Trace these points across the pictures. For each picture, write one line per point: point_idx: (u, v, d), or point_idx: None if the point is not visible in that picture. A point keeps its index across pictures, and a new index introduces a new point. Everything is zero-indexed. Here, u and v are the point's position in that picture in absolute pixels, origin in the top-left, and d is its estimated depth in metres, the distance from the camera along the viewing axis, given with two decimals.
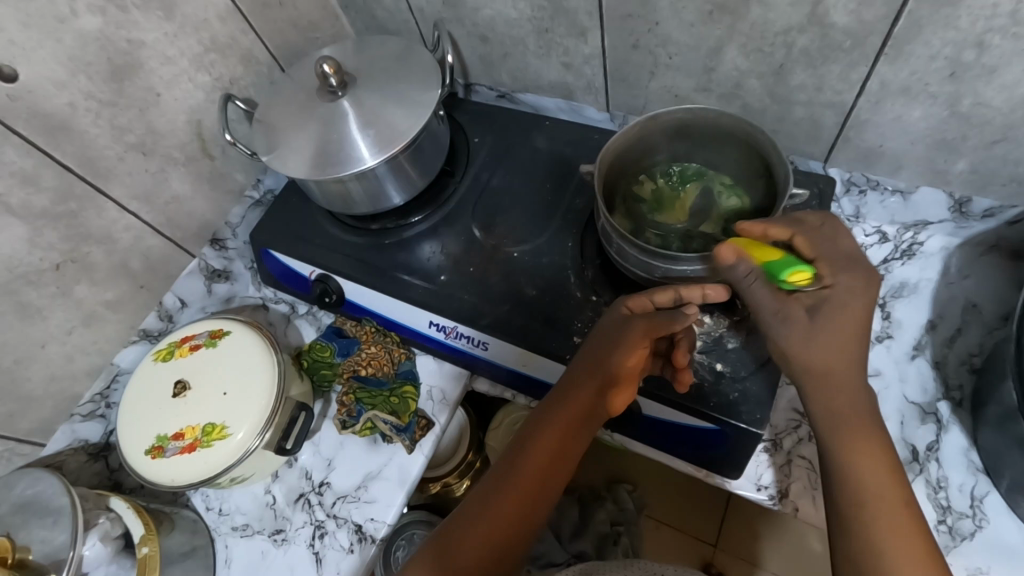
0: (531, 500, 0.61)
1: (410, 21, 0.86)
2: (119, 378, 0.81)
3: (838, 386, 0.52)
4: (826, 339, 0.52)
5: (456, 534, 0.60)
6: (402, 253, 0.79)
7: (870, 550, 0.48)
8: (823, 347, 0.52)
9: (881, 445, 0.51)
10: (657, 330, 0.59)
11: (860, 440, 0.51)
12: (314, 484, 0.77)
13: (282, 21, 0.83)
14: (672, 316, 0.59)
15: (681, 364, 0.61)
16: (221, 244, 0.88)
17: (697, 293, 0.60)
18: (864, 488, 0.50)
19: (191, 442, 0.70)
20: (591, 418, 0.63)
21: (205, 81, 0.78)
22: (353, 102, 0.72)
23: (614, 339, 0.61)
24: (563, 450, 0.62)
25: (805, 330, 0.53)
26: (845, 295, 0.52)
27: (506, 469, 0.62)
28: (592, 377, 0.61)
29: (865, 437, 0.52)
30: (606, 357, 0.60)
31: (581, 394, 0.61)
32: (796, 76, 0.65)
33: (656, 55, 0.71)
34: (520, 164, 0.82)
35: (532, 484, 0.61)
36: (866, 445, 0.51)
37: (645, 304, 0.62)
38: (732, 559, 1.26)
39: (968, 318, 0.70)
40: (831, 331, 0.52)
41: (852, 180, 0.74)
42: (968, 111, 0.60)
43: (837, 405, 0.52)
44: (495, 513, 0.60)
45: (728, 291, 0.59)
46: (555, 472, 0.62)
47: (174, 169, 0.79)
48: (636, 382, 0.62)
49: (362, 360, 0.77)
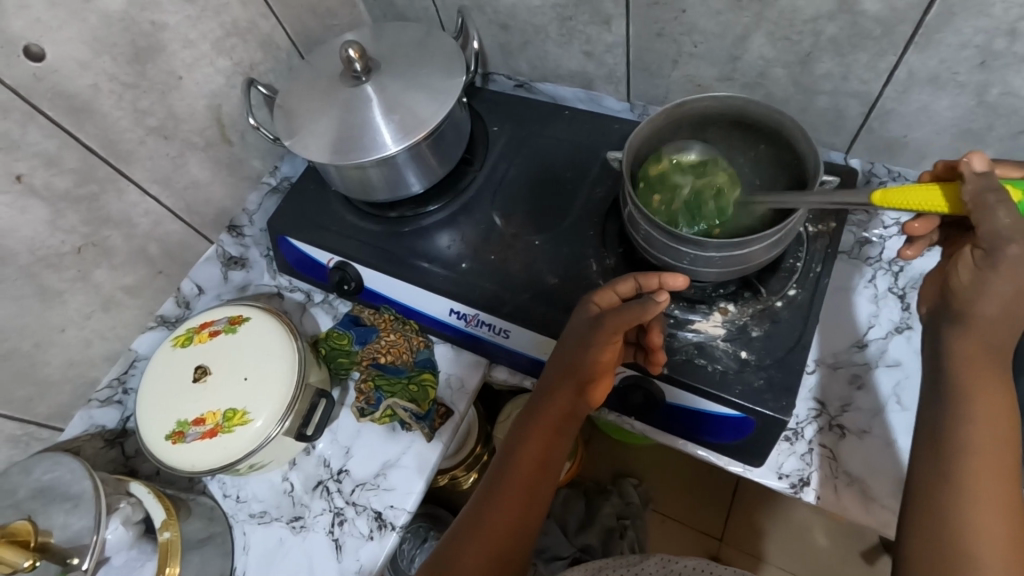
0: (526, 496, 0.63)
1: (429, 9, 0.85)
2: (136, 364, 0.80)
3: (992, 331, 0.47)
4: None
5: (468, 531, 0.62)
6: (420, 241, 0.79)
7: (952, 505, 0.46)
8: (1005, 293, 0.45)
9: (1004, 390, 0.47)
10: (620, 323, 0.59)
11: (980, 380, 0.47)
12: (332, 472, 0.77)
13: (301, 6, 0.83)
14: (641, 305, 0.58)
15: (655, 346, 0.62)
16: (238, 231, 0.88)
17: (656, 283, 0.60)
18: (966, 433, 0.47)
19: (212, 427, 0.70)
20: (574, 413, 0.65)
21: (225, 66, 0.77)
22: (375, 87, 0.72)
23: (584, 338, 0.62)
24: (551, 442, 0.65)
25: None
26: None
27: (503, 465, 0.64)
28: (570, 377, 0.63)
29: (989, 389, 0.47)
30: (579, 354, 0.62)
31: (559, 393, 0.64)
32: (822, 65, 0.65)
33: (681, 43, 0.71)
34: (538, 153, 0.82)
35: (527, 479, 0.63)
36: (987, 388, 0.47)
37: (611, 298, 0.63)
38: (738, 553, 1.27)
39: None
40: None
41: (874, 171, 0.74)
42: (995, 100, 0.60)
43: (977, 347, 0.48)
44: (499, 510, 0.62)
45: (687, 279, 0.59)
46: (548, 467, 0.64)
47: (193, 154, 0.78)
48: (613, 372, 0.63)
49: (381, 348, 0.77)
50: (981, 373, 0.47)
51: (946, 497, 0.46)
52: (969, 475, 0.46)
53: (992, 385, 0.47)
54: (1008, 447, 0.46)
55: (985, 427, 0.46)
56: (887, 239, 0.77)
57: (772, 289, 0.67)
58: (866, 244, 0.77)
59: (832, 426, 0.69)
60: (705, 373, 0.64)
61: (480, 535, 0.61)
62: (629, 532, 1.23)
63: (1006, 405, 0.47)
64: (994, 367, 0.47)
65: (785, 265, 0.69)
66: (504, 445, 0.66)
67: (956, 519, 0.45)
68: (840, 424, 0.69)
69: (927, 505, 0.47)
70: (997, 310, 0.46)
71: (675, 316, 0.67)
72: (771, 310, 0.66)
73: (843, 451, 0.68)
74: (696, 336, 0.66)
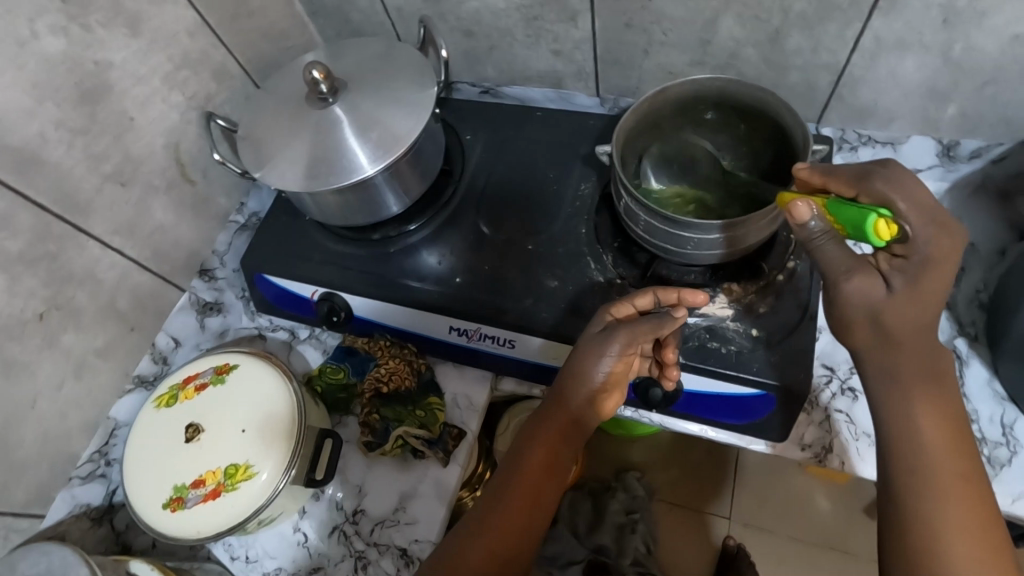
0: (529, 504, 0.60)
1: (385, 22, 0.83)
2: (117, 433, 0.74)
3: (911, 350, 0.49)
4: (910, 308, 0.48)
5: (463, 546, 0.57)
6: (408, 259, 0.76)
7: (918, 512, 0.47)
8: (906, 317, 0.48)
9: (946, 403, 0.49)
10: (635, 335, 0.59)
11: (925, 394, 0.49)
12: (347, 514, 0.73)
13: (253, 32, 0.79)
14: (657, 320, 0.59)
15: (668, 362, 0.63)
16: (210, 274, 0.82)
17: (674, 297, 0.61)
18: (922, 446, 0.48)
19: (214, 487, 0.65)
20: (580, 422, 0.63)
21: (179, 101, 0.73)
22: (345, 107, 0.69)
23: (594, 344, 0.61)
24: (557, 453, 0.62)
25: (876, 301, 0.49)
26: (936, 262, 0.47)
27: (504, 478, 0.61)
28: (581, 385, 0.61)
29: (932, 401, 0.49)
30: (591, 363, 0.60)
31: (569, 402, 0.62)
32: (792, 39, 0.66)
33: (650, 32, 0.71)
34: (517, 156, 0.81)
35: (532, 490, 0.60)
36: (932, 401, 0.49)
37: (628, 310, 0.62)
38: (748, 530, 1.28)
39: (969, 259, 0.71)
40: (912, 303, 0.48)
41: (845, 138, 0.76)
42: (959, 57, 0.62)
43: (903, 367, 0.50)
44: (500, 522, 0.58)
45: (706, 297, 0.60)
46: (555, 476, 0.62)
47: (155, 198, 0.73)
48: (623, 383, 0.63)
49: (381, 376, 0.72)
50: (921, 394, 0.49)
51: (914, 503, 0.47)
52: (930, 485, 0.47)
53: (928, 398, 0.49)
54: (955, 452, 0.48)
55: (938, 436, 0.48)
56: None
57: (773, 264, 0.68)
58: None
59: (845, 390, 0.70)
60: (720, 355, 0.64)
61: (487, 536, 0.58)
62: (640, 525, 1.25)
63: (951, 414, 0.49)
64: (935, 387, 0.49)
65: (780, 239, 0.70)
66: (504, 458, 0.64)
67: (931, 525, 0.46)
68: (852, 387, 0.70)
69: (893, 508, 0.48)
70: (902, 317, 0.48)
71: None
72: (775, 285, 0.67)
73: (858, 414, 0.69)
74: (704, 320, 0.66)
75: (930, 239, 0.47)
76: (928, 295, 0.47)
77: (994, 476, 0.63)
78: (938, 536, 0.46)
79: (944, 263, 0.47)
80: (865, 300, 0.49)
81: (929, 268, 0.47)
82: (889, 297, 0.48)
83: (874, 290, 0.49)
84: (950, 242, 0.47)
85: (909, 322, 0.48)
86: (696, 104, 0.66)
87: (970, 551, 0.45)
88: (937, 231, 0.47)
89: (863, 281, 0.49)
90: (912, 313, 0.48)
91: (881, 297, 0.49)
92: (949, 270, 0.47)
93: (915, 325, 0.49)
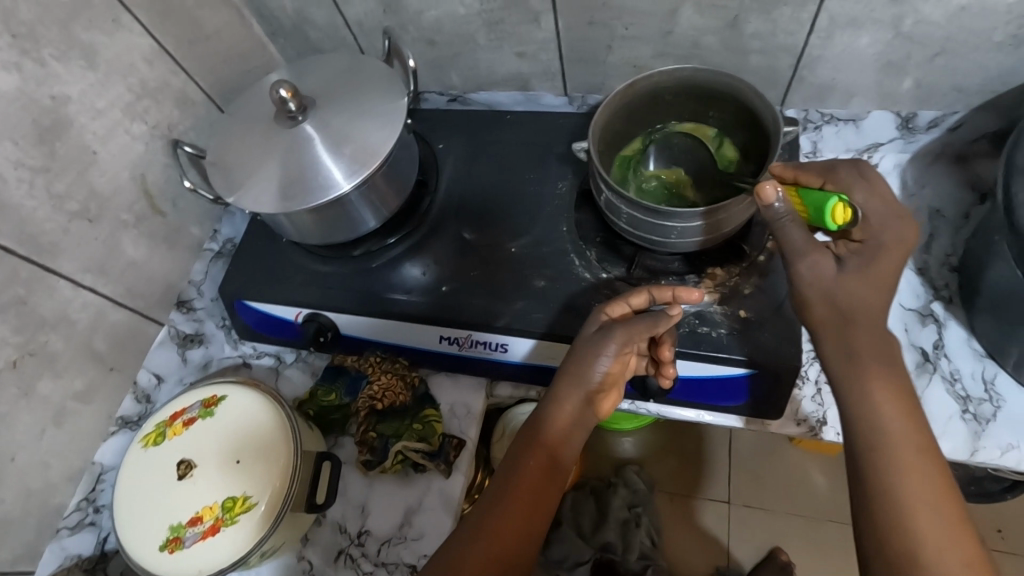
0: (524, 512, 0.58)
1: (347, 37, 0.83)
2: (104, 478, 0.71)
3: (863, 328, 0.50)
4: (867, 289, 0.51)
5: (460, 554, 0.55)
6: (392, 273, 0.76)
7: (887, 492, 0.46)
8: (863, 298, 0.51)
9: (900, 380, 0.49)
10: (634, 333, 0.60)
11: (880, 371, 0.49)
12: (352, 536, 0.71)
13: (212, 56, 0.77)
14: (653, 318, 0.61)
15: (666, 360, 0.64)
16: (188, 305, 0.80)
17: (669, 295, 0.62)
18: (883, 423, 0.48)
19: (213, 523, 0.63)
20: (580, 420, 0.63)
21: (143, 131, 0.71)
22: (315, 124, 0.68)
23: (591, 343, 0.62)
24: (554, 456, 0.61)
25: (830, 280, 0.51)
26: (884, 248, 0.51)
27: (501, 483, 0.60)
28: (580, 384, 0.62)
29: (886, 377, 0.49)
30: (590, 362, 0.61)
31: (569, 401, 0.62)
32: (751, 25, 0.68)
33: (612, 28, 0.72)
34: (491, 160, 0.81)
35: (533, 492, 0.59)
36: (886, 378, 0.49)
37: (623, 309, 0.64)
38: (749, 511, 1.29)
39: (937, 224, 0.73)
40: (864, 286, 0.51)
41: (808, 118, 0.78)
42: (910, 30, 0.65)
43: (858, 345, 0.50)
44: (498, 528, 0.57)
45: (701, 293, 0.62)
46: (552, 480, 0.61)
47: (125, 233, 0.71)
48: (617, 382, 0.64)
49: (374, 393, 0.71)
50: (877, 372, 0.49)
51: (881, 482, 0.46)
52: (895, 462, 0.47)
53: (884, 375, 0.49)
54: (916, 427, 0.48)
55: (896, 413, 0.48)
56: None
57: (752, 245, 0.69)
58: None
59: None
60: (711, 339, 0.65)
61: (483, 542, 0.56)
62: (643, 518, 1.25)
63: (905, 390, 0.49)
64: (888, 364, 0.50)
65: (757, 221, 0.71)
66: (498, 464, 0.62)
67: (899, 503, 0.45)
68: None
69: (862, 489, 0.47)
70: (860, 298, 0.50)
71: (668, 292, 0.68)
72: (756, 265, 0.68)
73: None
74: (693, 306, 0.67)
75: (884, 228, 0.52)
76: (882, 277, 0.51)
77: (982, 431, 0.65)
78: (907, 513, 0.45)
79: (893, 249, 0.51)
80: (822, 278, 0.52)
81: (881, 253, 0.51)
82: (840, 277, 0.51)
83: (827, 269, 0.52)
84: (903, 232, 0.52)
85: (866, 302, 0.51)
86: (664, 96, 0.67)
87: (938, 526, 0.44)
88: (891, 222, 0.52)
89: (817, 261, 0.52)
90: (868, 294, 0.51)
91: (833, 275, 0.51)
92: (895, 261, 0.51)
93: (872, 309, 0.50)
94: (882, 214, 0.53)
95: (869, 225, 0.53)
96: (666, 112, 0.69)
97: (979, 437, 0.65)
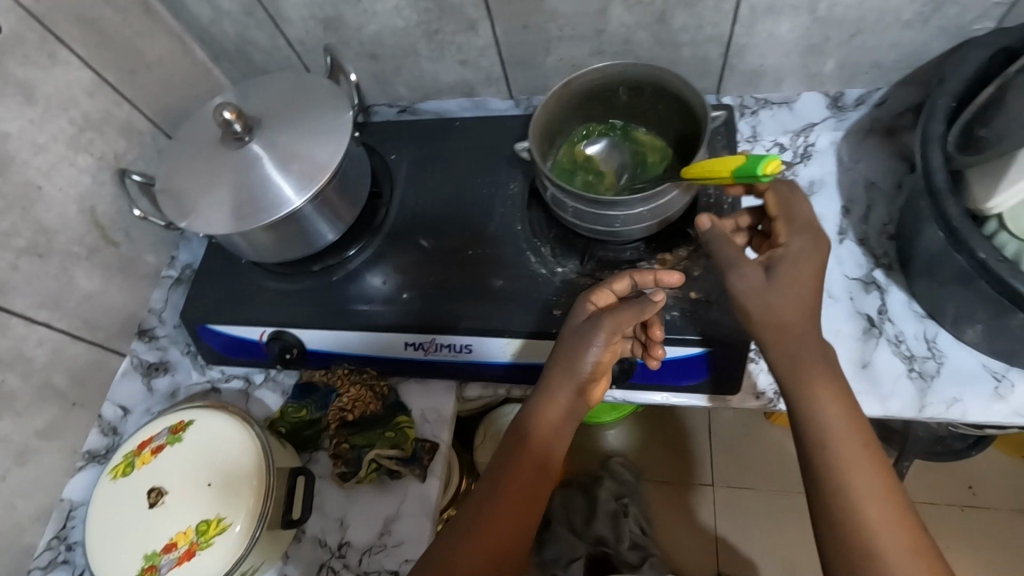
0: (518, 517, 0.59)
1: (291, 56, 0.84)
2: (74, 514, 0.70)
3: (797, 337, 0.56)
4: (791, 296, 0.56)
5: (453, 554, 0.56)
6: (353, 285, 0.77)
7: (837, 490, 0.51)
8: (789, 301, 0.56)
9: (836, 385, 0.55)
10: (621, 322, 0.61)
11: (818, 379, 0.55)
12: (333, 549, 0.72)
13: (156, 84, 0.78)
14: (640, 304, 0.62)
15: (656, 339, 0.65)
16: (150, 334, 0.80)
17: (651, 279, 0.64)
18: (825, 425, 0.53)
19: (188, 547, 0.63)
20: (571, 413, 0.64)
21: (89, 163, 0.71)
22: (262, 143, 0.69)
23: (580, 334, 0.62)
24: (544, 456, 0.63)
25: (760, 285, 0.57)
26: (802, 259, 0.57)
27: (492, 483, 0.61)
28: (570, 376, 0.63)
29: (824, 383, 0.54)
30: (579, 353, 0.62)
31: (559, 395, 0.63)
32: (678, 19, 0.71)
33: (547, 31, 0.74)
34: (443, 166, 0.82)
35: (525, 490, 0.60)
36: (824, 384, 0.54)
37: (607, 297, 0.65)
38: (732, 492, 1.32)
39: (872, 196, 0.77)
40: (789, 289, 0.56)
41: (744, 104, 0.82)
42: (825, 14, 0.68)
43: (795, 356, 0.55)
44: (490, 526, 0.58)
45: (681, 277, 0.64)
46: (545, 476, 0.62)
47: (78, 266, 0.71)
48: (607, 370, 0.66)
49: (345, 405, 0.72)
50: (817, 380, 0.54)
51: (831, 481, 0.51)
52: (841, 461, 0.52)
53: (823, 381, 0.54)
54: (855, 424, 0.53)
55: (836, 414, 0.53)
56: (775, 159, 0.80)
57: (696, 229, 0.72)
58: None
59: None
60: (665, 322, 0.67)
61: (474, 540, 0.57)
62: (631, 508, 1.26)
63: (841, 392, 0.55)
64: (824, 370, 0.55)
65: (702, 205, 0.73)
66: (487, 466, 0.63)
67: (847, 498, 0.50)
68: None
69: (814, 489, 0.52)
70: (788, 305, 0.56)
71: None
72: (703, 247, 0.71)
73: None
74: None
75: (804, 242, 0.58)
76: (804, 283, 0.56)
77: (928, 388, 0.68)
78: (854, 506, 0.50)
79: (810, 258, 0.57)
80: (753, 285, 0.57)
81: (799, 262, 0.57)
82: (767, 283, 0.57)
83: (756, 277, 0.57)
84: (819, 246, 0.58)
85: (795, 307, 0.56)
86: (601, 92, 0.69)
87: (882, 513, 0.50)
88: (810, 236, 0.58)
89: (748, 271, 0.58)
90: (794, 300, 0.56)
91: (762, 282, 0.57)
92: (814, 263, 0.57)
93: (799, 316, 0.56)
94: (804, 231, 0.59)
95: (790, 238, 0.59)
96: (604, 108, 0.72)
97: (926, 394, 0.68)
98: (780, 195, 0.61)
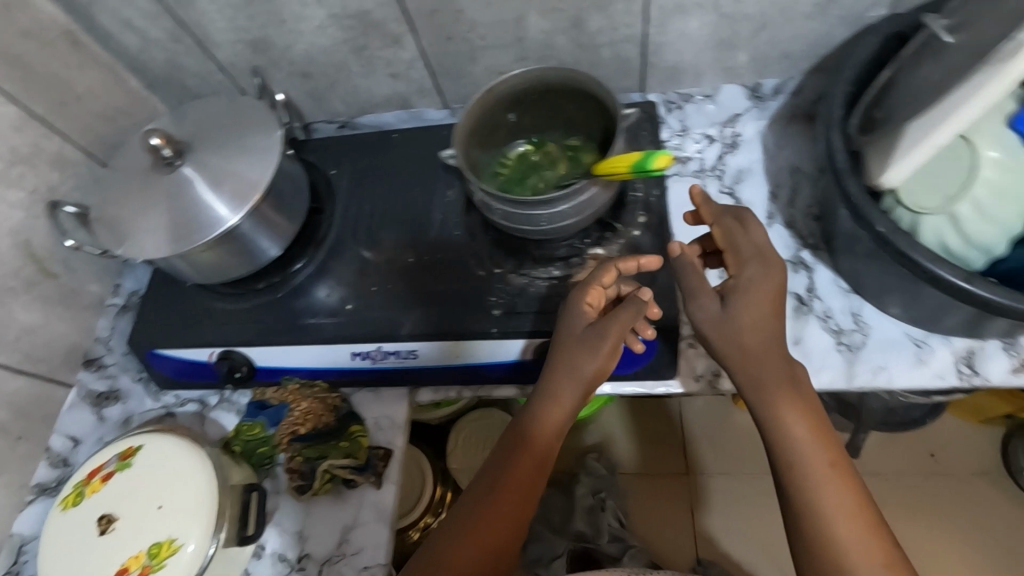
0: (516, 535, 0.60)
1: (224, 80, 0.85)
2: (25, 549, 0.70)
3: (762, 359, 0.58)
4: (751, 322, 0.58)
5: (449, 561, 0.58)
6: (299, 300, 0.78)
7: (808, 503, 0.53)
8: (748, 326, 0.58)
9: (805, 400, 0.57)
10: (621, 325, 0.63)
11: (787, 395, 0.57)
12: (292, 563, 0.72)
13: (88, 115, 0.79)
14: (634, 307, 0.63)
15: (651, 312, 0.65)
16: (98, 363, 0.80)
17: (634, 266, 0.66)
18: (795, 442, 0.55)
19: (140, 571, 0.63)
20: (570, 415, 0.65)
21: (20, 198, 0.71)
22: (194, 166, 0.70)
23: (587, 340, 0.62)
24: (540, 470, 0.63)
25: (717, 314, 0.60)
26: (756, 283, 0.59)
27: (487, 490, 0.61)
28: (578, 381, 0.62)
29: (793, 400, 0.57)
30: (586, 358, 0.62)
31: (565, 399, 0.63)
32: (593, 22, 0.74)
33: (470, 41, 0.76)
34: (383, 177, 0.84)
35: (526, 494, 0.61)
36: (793, 400, 0.57)
37: (598, 294, 0.66)
38: (703, 477, 1.35)
39: (796, 179, 0.80)
40: (747, 315, 0.58)
41: (669, 99, 0.85)
42: (729, 10, 0.72)
43: (762, 376, 0.57)
44: (487, 536, 0.59)
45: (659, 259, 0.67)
46: (541, 478, 0.63)
47: (15, 300, 0.72)
48: None
49: (297, 420, 0.72)
50: (785, 398, 0.57)
51: (802, 495, 0.54)
52: (813, 476, 0.54)
53: (792, 398, 0.57)
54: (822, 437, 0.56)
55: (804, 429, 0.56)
56: (703, 150, 0.82)
57: (626, 222, 0.74)
58: (688, 161, 0.82)
59: None
60: None
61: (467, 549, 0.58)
62: (608, 502, 1.26)
63: (810, 407, 0.57)
64: (791, 387, 0.57)
65: (631, 199, 0.76)
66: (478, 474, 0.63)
67: (817, 511, 0.53)
68: None
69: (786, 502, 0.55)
70: (749, 332, 0.58)
71: (559, 276, 0.72)
72: (633, 239, 0.73)
73: None
74: None
75: (756, 270, 0.60)
76: (763, 309, 0.59)
77: (855, 359, 0.71)
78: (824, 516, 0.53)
79: (764, 283, 0.59)
80: (712, 315, 0.60)
81: (752, 288, 0.59)
82: (724, 312, 0.59)
83: (713, 306, 0.60)
84: (773, 271, 0.60)
85: (756, 332, 0.58)
86: (525, 95, 0.71)
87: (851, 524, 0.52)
88: (762, 261, 0.60)
89: (704, 301, 0.60)
90: (753, 324, 0.58)
91: (719, 312, 0.60)
92: (769, 289, 0.59)
93: (760, 342, 0.58)
94: (757, 257, 0.61)
95: (742, 265, 0.61)
96: (531, 112, 0.74)
97: (854, 365, 0.71)
98: (729, 225, 0.64)
